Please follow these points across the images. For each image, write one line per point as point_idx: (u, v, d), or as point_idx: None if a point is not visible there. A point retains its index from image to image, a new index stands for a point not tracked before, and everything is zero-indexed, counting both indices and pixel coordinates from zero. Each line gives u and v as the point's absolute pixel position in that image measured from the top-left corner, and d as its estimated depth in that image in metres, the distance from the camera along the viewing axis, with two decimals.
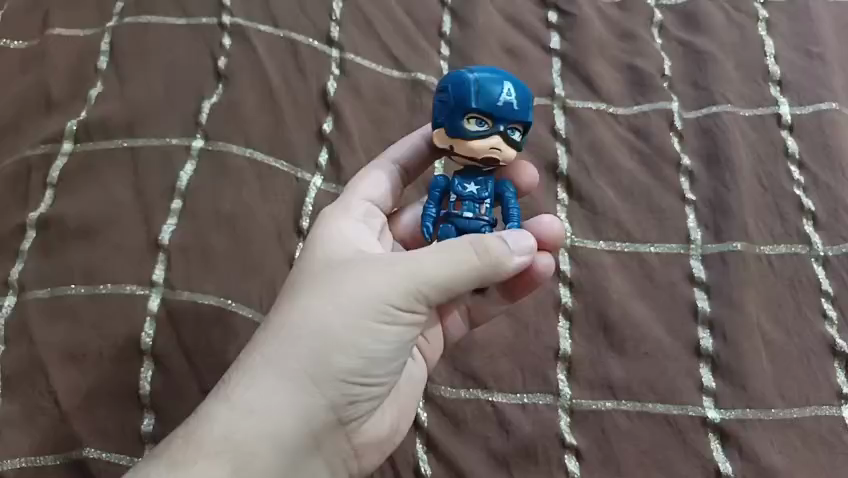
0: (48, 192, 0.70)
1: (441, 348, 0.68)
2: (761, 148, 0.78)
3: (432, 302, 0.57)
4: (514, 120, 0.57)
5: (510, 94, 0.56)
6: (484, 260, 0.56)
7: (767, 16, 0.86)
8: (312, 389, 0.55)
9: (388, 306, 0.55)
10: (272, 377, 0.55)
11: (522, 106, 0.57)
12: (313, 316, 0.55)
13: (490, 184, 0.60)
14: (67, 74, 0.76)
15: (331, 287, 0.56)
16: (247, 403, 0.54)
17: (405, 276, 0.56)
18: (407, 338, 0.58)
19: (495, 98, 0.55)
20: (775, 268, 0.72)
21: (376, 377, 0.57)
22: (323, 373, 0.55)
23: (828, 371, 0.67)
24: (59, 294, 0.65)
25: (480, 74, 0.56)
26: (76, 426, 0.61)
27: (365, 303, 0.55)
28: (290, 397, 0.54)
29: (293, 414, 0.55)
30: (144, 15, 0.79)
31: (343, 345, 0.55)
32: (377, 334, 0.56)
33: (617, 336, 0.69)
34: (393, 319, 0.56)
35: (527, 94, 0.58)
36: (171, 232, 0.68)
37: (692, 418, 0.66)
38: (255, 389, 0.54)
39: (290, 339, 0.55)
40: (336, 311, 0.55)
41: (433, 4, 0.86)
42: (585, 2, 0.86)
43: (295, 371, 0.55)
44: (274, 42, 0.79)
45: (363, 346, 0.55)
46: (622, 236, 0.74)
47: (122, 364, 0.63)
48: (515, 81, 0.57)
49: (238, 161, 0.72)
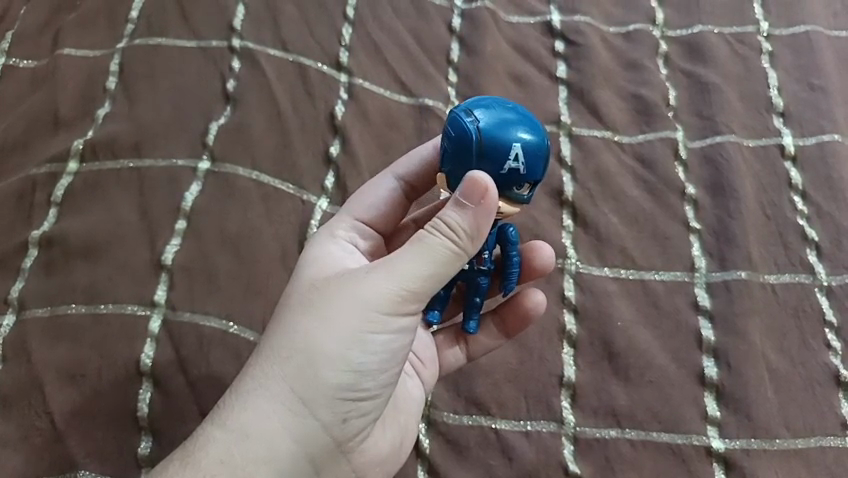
0: (52, 210, 0.70)
1: (436, 372, 0.67)
2: (764, 178, 0.78)
3: (417, 304, 0.54)
4: (523, 182, 0.54)
5: (518, 159, 0.53)
6: (465, 248, 0.53)
7: (770, 48, 0.87)
8: (304, 409, 0.54)
9: (375, 315, 0.54)
10: (261, 401, 0.53)
11: (530, 167, 0.53)
12: (297, 335, 0.54)
13: (490, 237, 0.59)
14: (75, 93, 0.77)
15: (315, 305, 0.55)
16: (240, 428, 0.53)
17: (388, 281, 0.53)
18: (396, 347, 0.56)
19: (499, 165, 0.53)
20: (780, 298, 0.72)
21: (370, 388, 0.56)
22: (311, 391, 0.53)
23: (833, 402, 0.67)
24: (60, 313, 0.65)
25: (486, 132, 0.53)
26: (73, 448, 0.60)
27: (351, 315, 0.54)
28: (282, 420, 0.53)
29: (288, 439, 0.54)
30: (155, 37, 0.80)
31: (329, 360, 0.53)
32: (364, 345, 0.54)
33: (621, 363, 0.69)
34: (381, 327, 0.54)
35: (537, 151, 0.54)
36: (174, 252, 0.68)
37: (696, 447, 0.65)
38: (247, 415, 0.53)
39: (277, 361, 0.54)
40: (320, 328, 0.54)
41: (441, 31, 0.87)
42: (591, 32, 0.88)
43: (286, 394, 0.53)
44: (284, 66, 0.80)
45: (351, 358, 0.54)
46: (627, 263, 0.74)
47: (121, 385, 0.62)
48: (523, 135, 0.53)
49: (244, 183, 0.72)
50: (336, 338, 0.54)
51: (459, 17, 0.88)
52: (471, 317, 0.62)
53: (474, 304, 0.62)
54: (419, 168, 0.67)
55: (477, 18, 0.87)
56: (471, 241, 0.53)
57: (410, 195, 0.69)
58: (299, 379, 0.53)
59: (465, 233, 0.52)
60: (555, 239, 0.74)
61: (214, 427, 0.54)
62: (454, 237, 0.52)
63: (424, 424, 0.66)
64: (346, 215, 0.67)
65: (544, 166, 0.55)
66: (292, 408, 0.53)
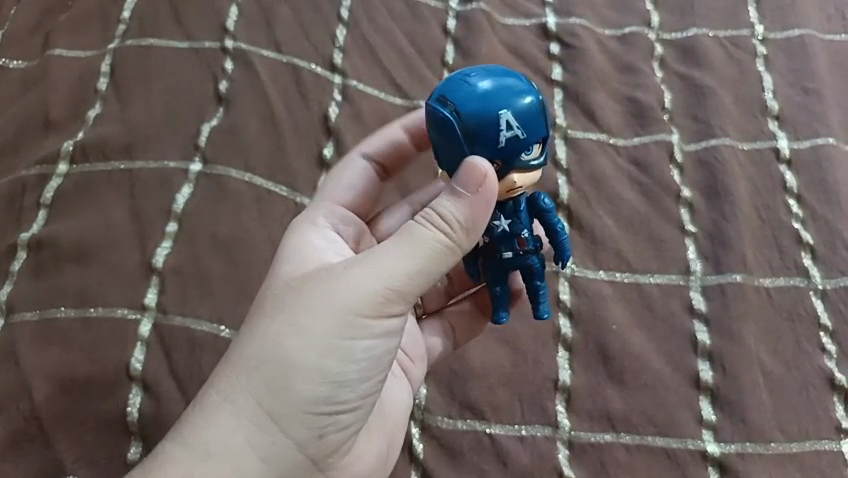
0: (41, 213, 0.69)
1: (424, 369, 0.67)
2: (759, 181, 0.78)
3: (397, 307, 0.52)
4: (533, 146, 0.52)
5: (510, 125, 0.51)
6: (459, 241, 0.52)
7: (764, 52, 0.87)
8: (274, 425, 0.52)
9: (354, 320, 0.52)
10: (230, 416, 0.52)
11: (528, 127, 0.52)
12: (269, 344, 0.52)
13: (522, 215, 0.56)
14: (66, 94, 0.76)
15: (289, 310, 0.53)
16: (201, 448, 0.52)
17: (369, 283, 0.51)
18: (375, 354, 0.54)
19: (494, 139, 0.51)
20: (775, 301, 0.72)
21: (348, 399, 0.54)
22: (283, 405, 0.52)
23: (828, 405, 0.67)
24: (49, 317, 0.64)
25: (468, 113, 0.51)
26: (62, 454, 0.59)
27: (325, 323, 0.51)
28: (250, 437, 0.52)
29: (256, 457, 0.52)
30: (147, 37, 0.79)
31: (303, 370, 0.52)
32: (342, 353, 0.52)
33: (617, 367, 0.68)
34: (360, 334, 0.52)
35: (532, 108, 0.52)
36: (165, 254, 0.67)
37: (691, 451, 0.65)
38: (214, 431, 0.52)
39: (247, 373, 0.52)
40: (294, 336, 0.52)
41: (436, 33, 0.86)
42: (587, 34, 0.87)
43: (255, 409, 0.52)
44: (277, 67, 0.80)
45: (326, 369, 0.52)
46: (623, 266, 0.73)
47: (110, 390, 0.61)
48: (512, 99, 0.51)
49: (237, 185, 0.72)
50: (311, 346, 0.52)
51: (454, 19, 0.87)
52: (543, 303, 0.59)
53: (542, 289, 0.59)
54: (392, 149, 0.68)
55: (472, 20, 0.86)
56: (465, 235, 0.52)
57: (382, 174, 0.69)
58: (269, 392, 0.52)
59: (459, 225, 0.51)
60: None
61: (174, 444, 0.53)
62: (449, 230, 0.51)
63: (417, 429, 0.66)
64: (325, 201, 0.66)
65: (545, 120, 0.53)
66: (261, 424, 0.52)
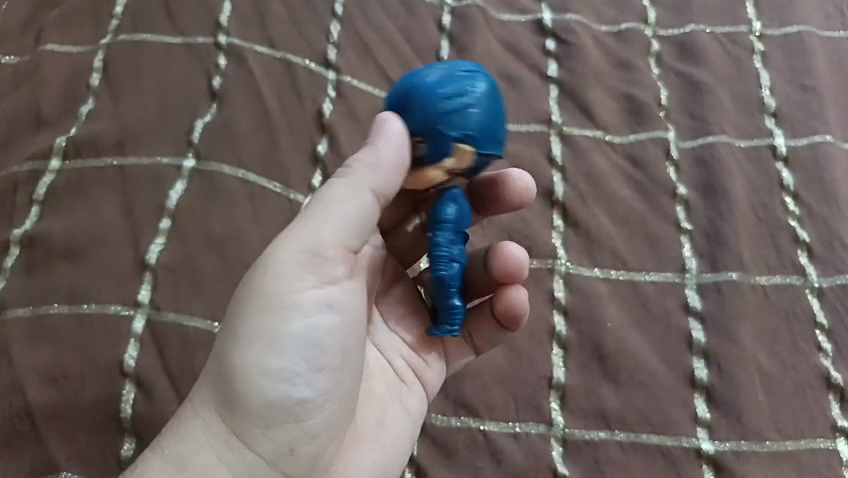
0: (34, 209, 0.69)
1: (443, 377, 0.67)
2: (756, 179, 0.78)
3: (321, 275, 0.55)
4: (455, 128, 0.53)
5: (431, 104, 0.54)
6: (365, 180, 0.55)
7: (762, 49, 0.87)
8: (239, 440, 0.54)
9: (283, 301, 0.54)
10: (196, 431, 0.53)
11: (449, 111, 0.53)
12: (213, 356, 0.54)
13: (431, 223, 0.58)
14: (59, 90, 0.76)
15: (225, 321, 0.55)
16: (175, 459, 0.53)
17: (286, 257, 0.54)
18: (319, 339, 0.55)
19: (414, 115, 0.54)
20: (771, 300, 0.71)
21: (306, 396, 0.54)
22: (238, 414, 0.53)
23: (823, 404, 0.67)
24: (41, 314, 0.63)
25: (404, 88, 0.56)
26: (54, 451, 0.59)
27: (254, 322, 0.53)
28: (220, 453, 0.53)
29: (228, 471, 0.54)
30: (140, 33, 0.78)
31: (246, 374, 0.53)
32: (279, 345, 0.53)
33: (611, 365, 0.68)
34: (290, 315, 0.54)
35: (449, 92, 0.54)
36: (158, 251, 0.67)
37: (686, 450, 0.64)
38: (188, 447, 0.53)
39: (203, 386, 0.54)
40: (230, 342, 0.53)
41: (431, 29, 0.86)
42: (583, 31, 0.87)
43: (219, 425, 0.53)
44: (271, 64, 0.79)
45: (268, 367, 0.53)
46: (618, 264, 0.73)
47: (103, 387, 0.61)
48: (427, 82, 0.54)
49: (230, 182, 0.71)
50: (245, 347, 0.53)
51: (450, 15, 0.87)
52: (449, 321, 0.57)
53: (455, 307, 0.56)
54: None
55: (467, 17, 0.86)
56: (373, 173, 0.55)
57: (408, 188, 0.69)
58: (224, 404, 0.53)
59: (362, 164, 0.55)
60: (545, 240, 0.74)
61: (153, 455, 0.53)
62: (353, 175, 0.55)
63: None
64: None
65: (469, 106, 0.54)
66: (226, 436, 0.53)
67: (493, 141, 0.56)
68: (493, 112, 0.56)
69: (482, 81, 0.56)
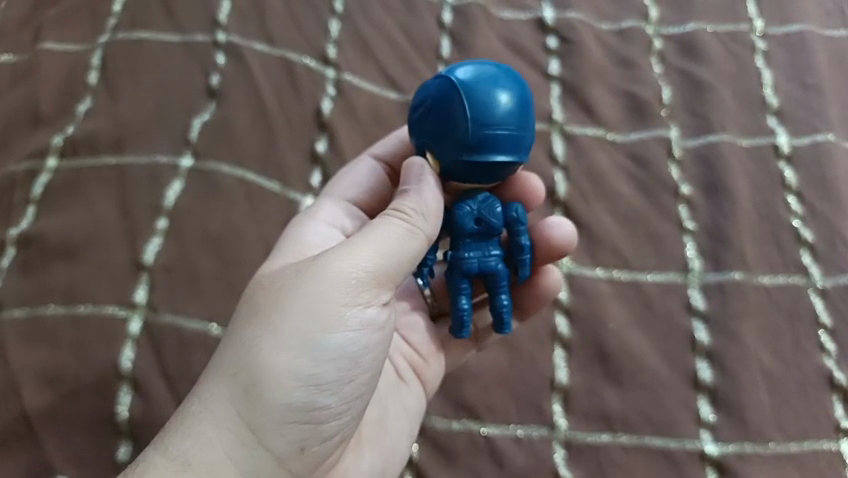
0: (31, 209, 0.68)
1: (440, 377, 0.67)
2: (759, 178, 0.77)
3: (367, 294, 0.54)
4: (477, 131, 0.54)
5: (464, 103, 0.54)
6: (419, 226, 0.56)
7: (764, 47, 0.86)
8: (253, 437, 0.52)
9: (330, 310, 0.53)
10: (207, 428, 0.51)
11: (476, 114, 0.54)
12: (243, 349, 0.52)
13: None
14: (56, 87, 0.74)
15: (262, 313, 0.53)
16: (182, 456, 0.51)
17: (341, 268, 0.54)
18: (353, 354, 0.55)
19: (444, 105, 0.55)
20: (775, 300, 0.71)
21: (329, 404, 0.54)
22: (256, 414, 0.52)
23: (826, 405, 0.66)
24: (36, 315, 0.62)
25: (447, 77, 0.56)
26: (50, 454, 0.58)
27: (296, 326, 0.52)
28: (230, 450, 0.51)
29: (236, 470, 0.51)
30: (138, 31, 0.78)
31: (278, 374, 0.52)
32: (316, 352, 0.53)
33: (614, 366, 0.67)
34: (331, 326, 0.53)
35: (432, 94, 0.56)
36: (155, 250, 0.66)
37: (689, 452, 0.64)
38: (195, 442, 0.51)
39: (223, 379, 0.52)
40: (268, 337, 0.52)
41: (431, 26, 0.84)
42: (584, 28, 0.86)
43: (234, 419, 0.52)
44: (270, 61, 0.78)
45: (301, 372, 0.52)
46: (620, 264, 0.72)
47: (100, 389, 0.60)
48: (469, 79, 0.55)
49: (228, 181, 0.70)
50: (281, 346, 0.52)
51: (450, 12, 0.86)
52: (459, 324, 0.58)
53: (462, 309, 0.58)
54: (401, 149, 0.70)
55: (468, 14, 0.85)
56: (422, 218, 0.56)
57: (391, 174, 0.70)
58: (246, 398, 0.52)
59: (417, 211, 0.56)
60: None
61: (156, 453, 0.51)
62: (411, 219, 0.56)
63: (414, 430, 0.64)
64: (330, 197, 0.68)
65: (467, 101, 0.54)
66: (237, 434, 0.51)
67: (477, 139, 0.54)
68: (523, 125, 0.56)
69: (519, 95, 0.56)
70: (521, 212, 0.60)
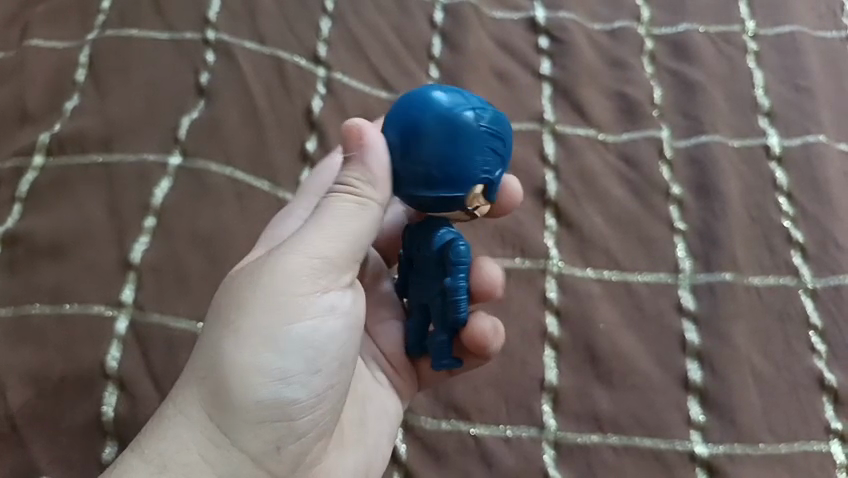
0: (16, 207, 0.67)
1: (413, 384, 0.68)
2: (751, 179, 0.77)
3: (325, 280, 0.54)
4: (448, 166, 0.51)
5: (433, 133, 0.51)
6: (369, 197, 0.53)
7: (755, 48, 0.86)
8: (227, 439, 0.53)
9: (290, 302, 0.53)
10: (181, 431, 0.52)
11: (446, 146, 0.51)
12: (208, 354, 0.52)
13: None
14: (43, 85, 0.74)
15: (222, 312, 0.53)
16: (159, 459, 0.51)
17: (294, 261, 0.53)
18: (316, 341, 0.55)
19: (413, 134, 0.51)
20: (765, 301, 0.71)
21: (299, 397, 0.54)
22: (228, 417, 0.52)
23: (817, 406, 0.66)
24: (22, 314, 0.62)
25: (414, 101, 0.52)
26: (34, 455, 0.58)
27: (257, 323, 0.52)
28: (205, 451, 0.52)
29: (213, 472, 0.52)
30: (127, 28, 0.77)
31: (245, 373, 0.52)
32: (280, 345, 0.53)
33: (604, 367, 0.67)
34: (293, 317, 0.53)
35: (396, 121, 0.53)
36: (143, 250, 0.65)
37: (679, 453, 0.63)
38: (171, 446, 0.52)
39: (191, 385, 0.52)
40: (229, 341, 0.52)
41: (423, 26, 0.84)
42: (576, 28, 0.86)
43: (208, 422, 0.52)
44: (260, 60, 0.78)
45: (269, 367, 0.52)
46: (611, 265, 0.72)
47: (85, 389, 0.60)
48: (438, 104, 0.51)
49: (217, 179, 0.70)
50: (244, 346, 0.52)
51: (442, 11, 0.86)
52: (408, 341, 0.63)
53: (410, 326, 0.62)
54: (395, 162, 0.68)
55: (460, 14, 0.85)
56: (372, 189, 0.53)
57: None
58: (216, 403, 0.52)
59: (365, 182, 0.53)
60: (538, 239, 0.73)
61: (134, 455, 0.52)
62: (357, 190, 0.53)
63: (401, 430, 0.65)
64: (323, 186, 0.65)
65: (437, 132, 0.51)
66: (212, 437, 0.52)
67: (441, 173, 0.51)
68: (496, 154, 0.53)
69: (492, 120, 0.52)
70: (464, 249, 0.56)
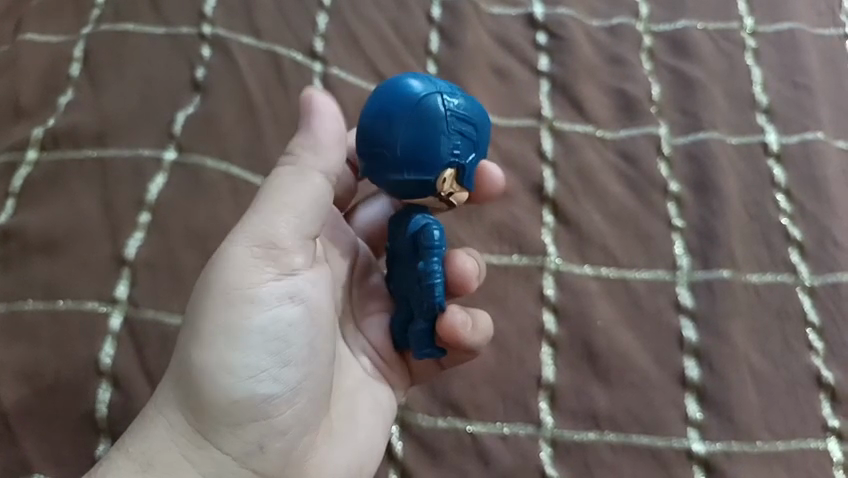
0: (10, 202, 0.67)
1: (406, 379, 0.67)
2: (749, 177, 0.77)
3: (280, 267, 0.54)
4: (422, 150, 0.53)
5: (408, 119, 0.52)
6: (311, 166, 0.54)
7: (754, 45, 0.86)
8: (204, 439, 0.52)
9: (248, 295, 0.53)
10: (160, 431, 0.52)
11: (420, 131, 0.52)
12: (175, 357, 0.53)
13: None
14: (37, 79, 0.73)
15: (187, 315, 0.53)
16: (140, 460, 0.52)
17: (247, 252, 0.53)
18: (282, 331, 0.54)
19: (388, 120, 0.53)
20: (763, 298, 0.70)
21: (271, 391, 0.53)
22: (202, 417, 0.52)
23: (814, 404, 0.66)
24: (14, 310, 0.61)
25: (390, 90, 0.54)
26: (27, 452, 0.57)
27: (216, 319, 0.52)
28: (185, 451, 0.52)
29: (195, 471, 0.52)
30: (122, 22, 0.76)
31: (209, 371, 0.52)
32: (243, 341, 0.52)
33: (602, 365, 0.67)
34: (251, 309, 0.53)
35: (371, 109, 0.54)
36: (137, 246, 0.65)
37: (676, 450, 0.63)
38: (152, 447, 0.52)
39: (164, 388, 0.53)
40: (194, 342, 0.52)
41: (421, 22, 0.84)
42: (575, 24, 0.86)
43: (184, 423, 0.52)
44: (257, 55, 0.77)
45: (234, 363, 0.52)
46: (609, 262, 0.72)
47: (78, 386, 0.59)
48: (411, 92, 0.53)
49: (212, 175, 0.69)
50: (207, 345, 0.52)
51: (440, 6, 0.85)
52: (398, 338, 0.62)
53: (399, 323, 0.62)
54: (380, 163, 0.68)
55: (458, 10, 0.84)
56: (313, 155, 0.54)
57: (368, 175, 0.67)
58: (188, 405, 0.52)
59: (308, 150, 0.54)
60: (535, 236, 0.73)
61: (120, 455, 0.52)
62: (301, 163, 0.54)
63: (398, 428, 0.65)
64: None
65: (411, 118, 0.52)
66: (189, 437, 0.52)
67: (412, 157, 0.53)
68: (468, 140, 0.55)
69: (462, 107, 0.54)
70: (438, 234, 0.55)
